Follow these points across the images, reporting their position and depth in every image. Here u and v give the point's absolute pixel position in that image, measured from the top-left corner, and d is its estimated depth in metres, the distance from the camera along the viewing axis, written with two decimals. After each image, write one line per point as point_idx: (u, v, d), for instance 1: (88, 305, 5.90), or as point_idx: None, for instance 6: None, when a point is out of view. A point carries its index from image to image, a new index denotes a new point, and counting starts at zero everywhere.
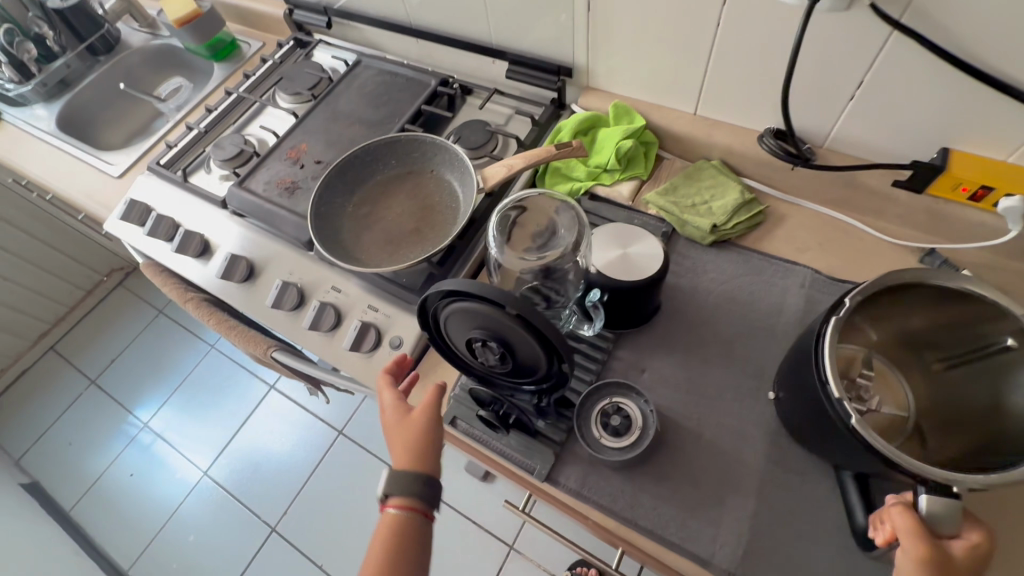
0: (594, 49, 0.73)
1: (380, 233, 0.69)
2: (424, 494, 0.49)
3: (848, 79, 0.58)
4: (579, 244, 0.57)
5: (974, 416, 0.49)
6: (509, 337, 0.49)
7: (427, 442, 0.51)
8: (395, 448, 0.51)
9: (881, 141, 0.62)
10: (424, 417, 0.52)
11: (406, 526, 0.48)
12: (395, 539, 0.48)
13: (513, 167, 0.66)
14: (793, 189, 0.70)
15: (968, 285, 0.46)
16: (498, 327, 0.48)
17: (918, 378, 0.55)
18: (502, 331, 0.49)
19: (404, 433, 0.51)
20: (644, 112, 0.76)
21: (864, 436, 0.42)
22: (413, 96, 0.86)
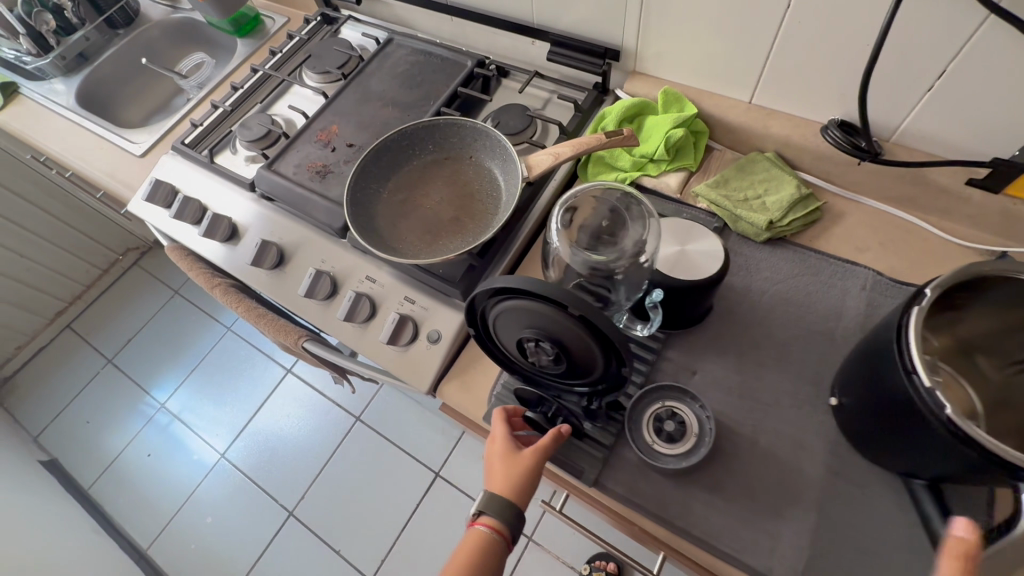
0: (645, 30, 0.69)
1: (418, 222, 0.66)
2: (513, 524, 0.50)
3: (928, 68, 0.54)
4: (646, 242, 0.53)
5: None
6: (564, 337, 0.46)
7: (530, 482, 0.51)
8: (499, 476, 0.51)
9: (956, 136, 0.58)
10: (534, 459, 0.51)
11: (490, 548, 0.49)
12: (477, 559, 0.48)
13: (561, 155, 0.63)
14: (852, 185, 0.67)
15: None
16: (553, 326, 0.46)
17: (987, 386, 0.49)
18: (557, 330, 0.46)
19: (512, 467, 0.51)
20: (694, 99, 0.72)
21: (952, 455, 0.39)
22: (448, 77, 0.82)
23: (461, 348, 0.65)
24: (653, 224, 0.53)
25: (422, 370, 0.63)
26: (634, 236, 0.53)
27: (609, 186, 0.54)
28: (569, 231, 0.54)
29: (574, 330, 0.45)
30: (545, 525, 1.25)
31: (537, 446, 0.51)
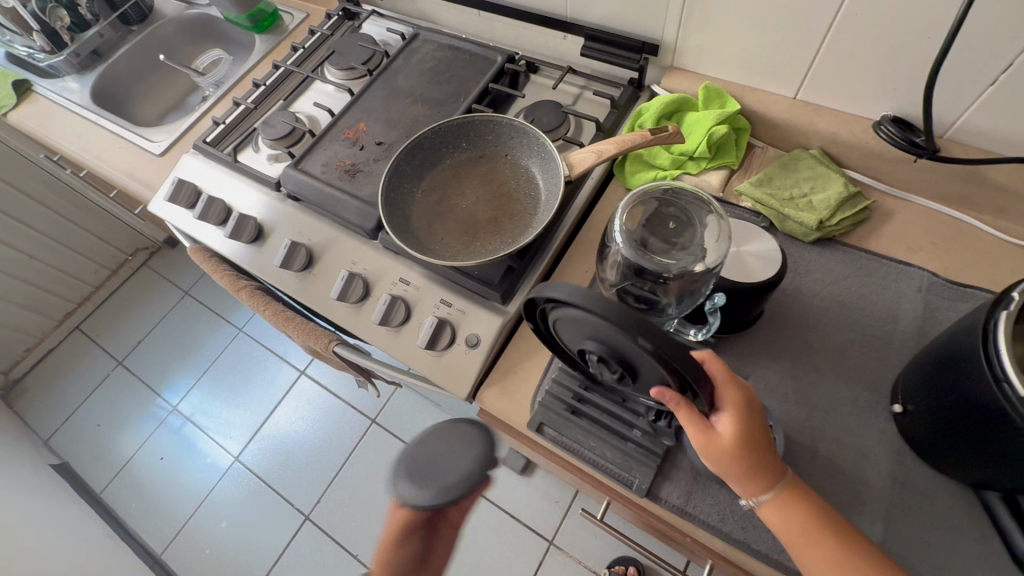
0: (686, 24, 0.67)
1: (453, 223, 0.64)
2: None
3: (992, 62, 0.52)
4: (713, 244, 0.49)
5: None
6: (631, 356, 0.42)
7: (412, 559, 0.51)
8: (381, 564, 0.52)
9: (1018, 132, 0.56)
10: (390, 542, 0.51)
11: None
12: None
13: (603, 153, 0.61)
14: (902, 183, 0.65)
15: None
16: (618, 350, 0.42)
17: None
18: (625, 355, 0.43)
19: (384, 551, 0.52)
20: (736, 95, 0.70)
21: None
22: (478, 73, 0.80)
23: (500, 352, 0.63)
24: (721, 226, 0.50)
25: (461, 374, 0.61)
26: (699, 240, 0.50)
27: (671, 187, 0.52)
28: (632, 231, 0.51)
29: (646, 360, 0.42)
30: (566, 529, 1.23)
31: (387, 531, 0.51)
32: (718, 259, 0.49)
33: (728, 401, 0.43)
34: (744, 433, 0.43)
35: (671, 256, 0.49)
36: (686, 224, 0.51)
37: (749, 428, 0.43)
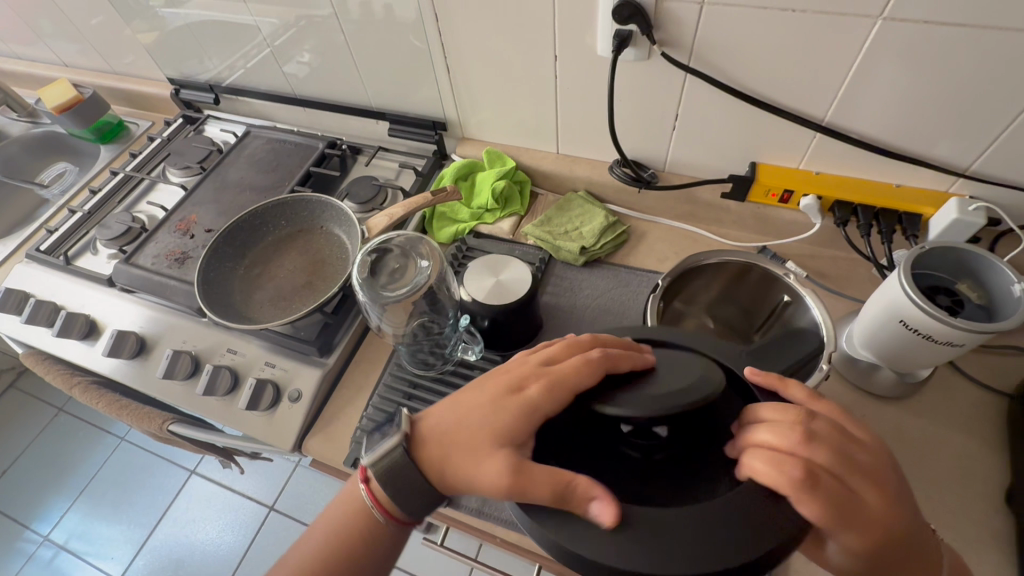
0: (462, 104, 0.83)
1: (272, 291, 0.72)
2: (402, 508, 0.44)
3: (665, 114, 0.69)
4: (444, 275, 0.63)
5: None
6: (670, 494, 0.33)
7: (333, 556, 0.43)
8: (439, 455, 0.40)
9: (705, 161, 0.73)
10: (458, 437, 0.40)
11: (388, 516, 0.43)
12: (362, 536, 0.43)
13: (394, 216, 0.72)
14: (648, 209, 0.80)
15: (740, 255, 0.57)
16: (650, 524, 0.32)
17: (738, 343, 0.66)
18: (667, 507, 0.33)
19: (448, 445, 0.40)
20: (514, 155, 0.85)
21: None
22: (302, 159, 0.90)
23: (324, 403, 0.68)
24: (441, 258, 0.63)
25: (285, 429, 0.65)
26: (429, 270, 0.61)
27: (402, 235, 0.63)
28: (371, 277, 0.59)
29: (699, 529, 0.31)
30: None
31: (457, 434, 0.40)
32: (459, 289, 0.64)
33: (835, 515, 0.33)
34: (854, 543, 0.35)
35: (406, 286, 0.59)
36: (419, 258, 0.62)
37: (851, 537, 0.34)
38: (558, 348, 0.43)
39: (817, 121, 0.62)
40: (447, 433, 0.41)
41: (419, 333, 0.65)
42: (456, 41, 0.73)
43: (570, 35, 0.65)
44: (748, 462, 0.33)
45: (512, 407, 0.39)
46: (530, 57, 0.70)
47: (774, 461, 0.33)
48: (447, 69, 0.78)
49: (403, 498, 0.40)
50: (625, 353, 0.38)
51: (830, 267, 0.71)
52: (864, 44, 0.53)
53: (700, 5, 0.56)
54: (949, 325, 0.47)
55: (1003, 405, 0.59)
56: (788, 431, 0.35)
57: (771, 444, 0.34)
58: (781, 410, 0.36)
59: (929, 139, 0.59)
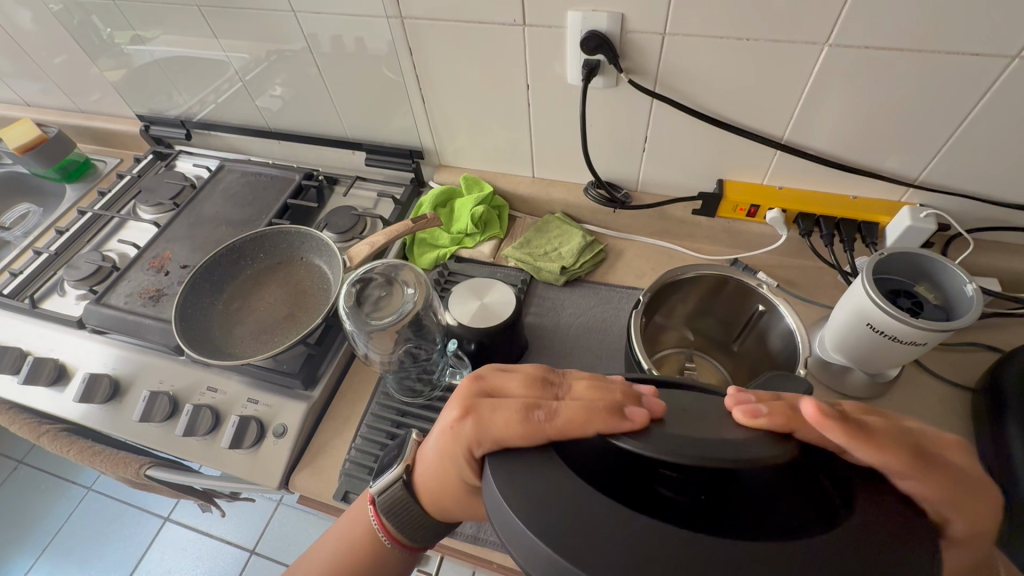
0: (438, 133, 0.84)
1: (253, 324, 0.71)
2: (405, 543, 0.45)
3: (636, 136, 0.72)
4: (430, 301, 0.64)
5: (772, 360, 0.61)
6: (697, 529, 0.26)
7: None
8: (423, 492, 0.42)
9: (675, 180, 0.76)
10: (429, 480, 0.41)
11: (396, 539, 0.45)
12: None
13: (376, 244, 0.72)
14: (623, 228, 0.83)
15: (715, 269, 0.60)
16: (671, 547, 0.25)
17: (721, 355, 0.68)
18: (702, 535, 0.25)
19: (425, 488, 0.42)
20: (491, 180, 0.87)
21: None
22: (279, 192, 0.90)
23: (311, 436, 0.67)
24: (427, 285, 0.63)
25: (269, 466, 0.63)
26: (412, 299, 0.61)
27: (385, 263, 0.63)
28: (357, 308, 0.59)
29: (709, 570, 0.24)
30: None
31: (428, 484, 0.41)
32: (445, 313, 0.64)
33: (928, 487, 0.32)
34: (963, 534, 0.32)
35: (391, 315, 0.59)
36: (402, 286, 0.62)
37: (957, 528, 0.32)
38: (519, 394, 0.38)
39: (777, 139, 0.66)
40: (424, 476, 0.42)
41: (406, 359, 0.64)
42: (430, 72, 0.75)
43: (540, 65, 0.68)
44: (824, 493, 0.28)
45: (460, 465, 0.37)
46: (503, 86, 0.72)
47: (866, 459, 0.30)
48: (422, 100, 0.80)
49: (409, 526, 0.44)
50: (589, 416, 0.32)
51: (798, 276, 0.75)
52: (814, 68, 0.58)
53: (662, 35, 0.60)
54: (912, 325, 0.50)
55: (968, 399, 0.62)
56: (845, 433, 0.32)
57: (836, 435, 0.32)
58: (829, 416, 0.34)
59: (879, 153, 0.64)
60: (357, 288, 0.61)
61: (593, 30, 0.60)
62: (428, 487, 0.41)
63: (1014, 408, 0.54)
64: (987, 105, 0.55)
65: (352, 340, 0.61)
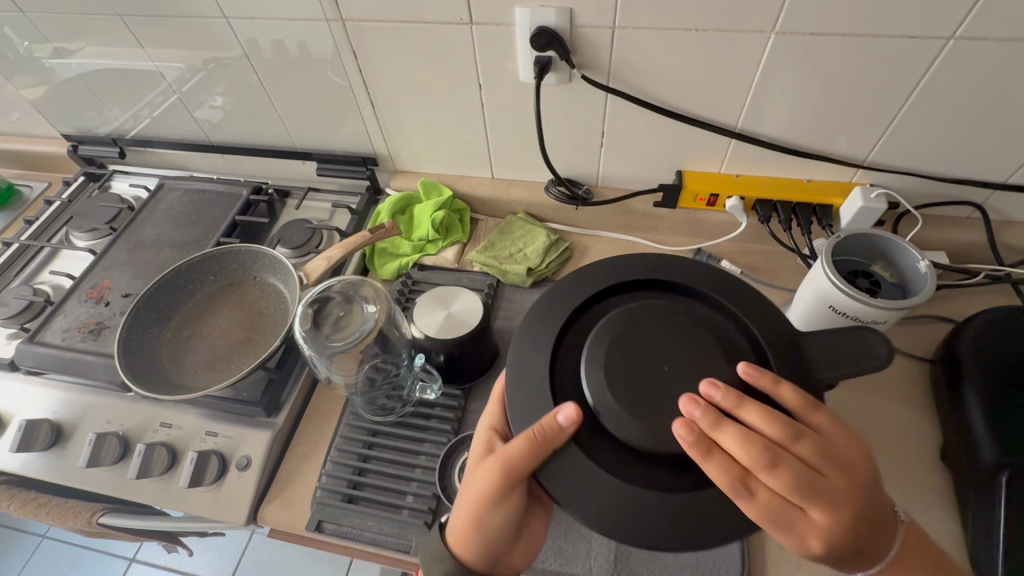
0: (390, 139, 0.82)
1: (206, 352, 0.67)
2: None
3: (593, 132, 0.71)
4: (392, 316, 0.61)
5: None
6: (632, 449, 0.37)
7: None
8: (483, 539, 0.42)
9: (635, 173, 0.76)
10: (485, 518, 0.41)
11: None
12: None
13: (333, 258, 0.69)
14: (587, 224, 0.82)
15: None
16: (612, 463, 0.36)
17: None
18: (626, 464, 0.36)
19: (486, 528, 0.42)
20: (449, 184, 0.84)
21: None
22: (226, 209, 0.86)
23: (278, 466, 0.63)
24: (388, 300, 0.60)
25: (233, 503, 0.60)
26: (373, 316, 0.58)
27: (341, 279, 0.60)
28: (315, 330, 0.56)
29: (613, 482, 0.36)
30: None
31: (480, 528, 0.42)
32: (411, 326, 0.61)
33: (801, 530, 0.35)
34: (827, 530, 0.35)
35: (353, 335, 0.56)
36: (362, 304, 0.59)
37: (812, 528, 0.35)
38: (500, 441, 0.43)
39: (731, 128, 0.67)
40: (457, 506, 0.43)
41: (374, 377, 0.62)
42: (377, 75, 0.72)
43: (491, 64, 0.66)
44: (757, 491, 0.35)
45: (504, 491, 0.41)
46: (454, 87, 0.70)
47: (743, 443, 0.35)
48: (371, 105, 0.77)
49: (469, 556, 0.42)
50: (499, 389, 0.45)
51: (759, 262, 0.76)
52: (763, 56, 0.58)
53: (612, 29, 0.59)
54: (872, 306, 0.52)
55: (925, 370, 0.64)
56: (754, 454, 0.34)
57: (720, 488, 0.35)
58: (771, 420, 0.35)
59: (829, 136, 0.65)
60: (314, 309, 0.57)
61: (542, 26, 0.59)
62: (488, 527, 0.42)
63: (970, 377, 0.56)
64: (926, 86, 0.57)
65: (311, 364, 0.57)
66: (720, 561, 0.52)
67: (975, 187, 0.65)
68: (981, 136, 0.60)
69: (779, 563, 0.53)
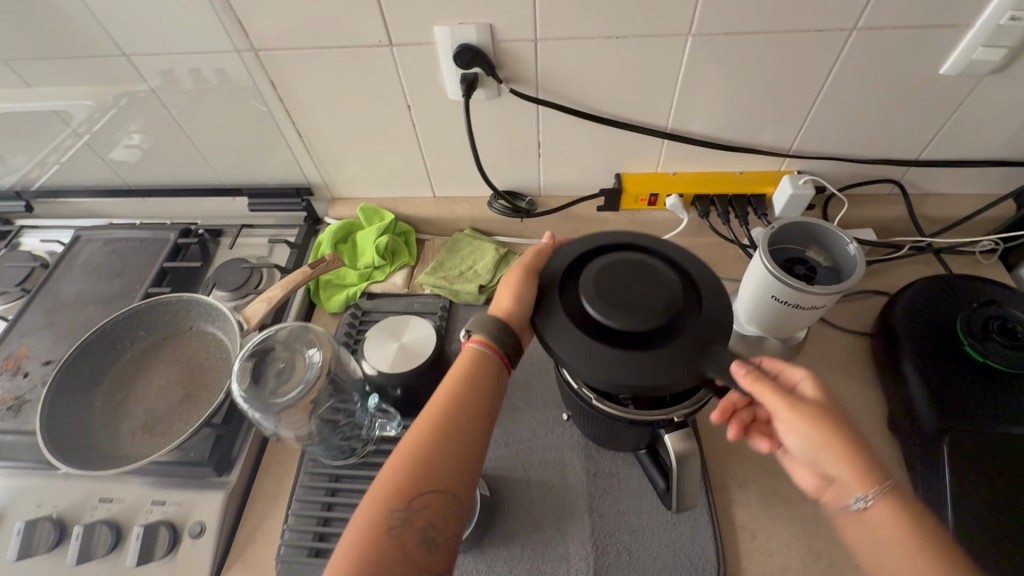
0: (323, 166, 0.79)
1: (143, 415, 0.62)
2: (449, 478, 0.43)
3: (529, 144, 0.71)
4: (336, 358, 0.59)
5: None
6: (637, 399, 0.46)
7: (359, 551, 0.39)
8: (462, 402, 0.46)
9: (576, 180, 0.76)
10: (466, 396, 0.46)
11: (480, 365, 0.48)
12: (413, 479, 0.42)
13: (273, 299, 0.66)
14: (535, 234, 0.82)
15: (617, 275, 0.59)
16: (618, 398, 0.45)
17: None
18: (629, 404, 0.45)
19: (458, 410, 0.45)
20: (391, 207, 0.82)
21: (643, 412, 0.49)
22: (153, 256, 0.80)
23: (236, 526, 0.60)
24: (331, 344, 0.58)
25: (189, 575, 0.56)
26: (316, 363, 0.56)
27: (275, 327, 0.57)
28: (257, 387, 0.53)
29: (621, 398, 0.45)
30: None
31: (467, 394, 0.46)
32: (364, 363, 0.59)
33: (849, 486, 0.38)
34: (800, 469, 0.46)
35: (298, 387, 0.54)
36: (303, 350, 0.57)
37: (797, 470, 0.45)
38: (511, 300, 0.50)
39: (662, 129, 0.68)
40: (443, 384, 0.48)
41: (331, 421, 0.58)
42: (300, 104, 0.69)
43: (416, 84, 0.64)
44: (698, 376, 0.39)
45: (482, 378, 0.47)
46: (383, 110, 0.68)
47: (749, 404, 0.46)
48: (298, 135, 0.74)
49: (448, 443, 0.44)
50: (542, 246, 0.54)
51: (705, 255, 0.77)
52: (683, 57, 0.59)
53: (534, 41, 0.58)
54: (809, 292, 0.54)
55: (866, 344, 0.68)
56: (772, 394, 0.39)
57: (802, 423, 0.39)
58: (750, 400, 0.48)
59: (755, 129, 0.67)
60: (254, 364, 0.54)
61: (464, 43, 0.58)
62: (462, 410, 0.46)
63: (905, 348, 0.59)
64: (836, 76, 0.59)
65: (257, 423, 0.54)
66: (696, 560, 0.53)
67: (891, 166, 0.69)
68: (891, 118, 0.63)
69: (751, 552, 0.54)
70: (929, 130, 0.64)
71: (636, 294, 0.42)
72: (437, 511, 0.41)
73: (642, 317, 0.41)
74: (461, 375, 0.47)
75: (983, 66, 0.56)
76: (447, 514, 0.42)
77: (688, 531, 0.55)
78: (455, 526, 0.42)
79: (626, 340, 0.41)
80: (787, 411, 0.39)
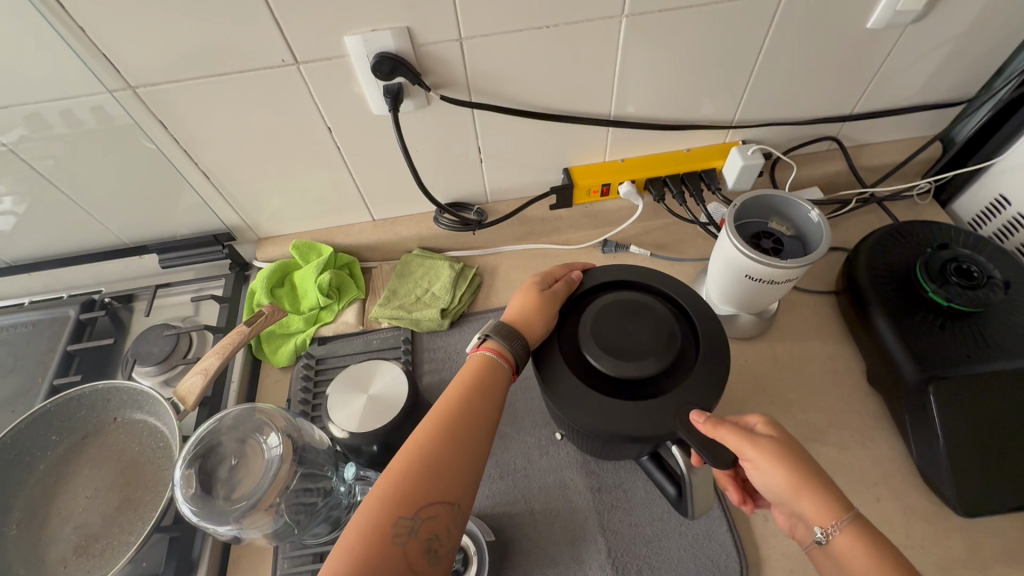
0: (241, 206, 0.70)
1: (75, 536, 0.53)
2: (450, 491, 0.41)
3: (469, 151, 0.66)
4: (300, 433, 0.52)
5: None
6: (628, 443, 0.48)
7: (360, 564, 0.37)
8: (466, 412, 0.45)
9: (523, 181, 0.72)
10: (468, 402, 0.45)
11: (489, 371, 0.47)
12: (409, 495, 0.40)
13: (209, 369, 0.58)
14: (489, 243, 0.77)
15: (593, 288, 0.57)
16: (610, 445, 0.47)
17: None
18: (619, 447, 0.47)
19: (461, 415, 0.44)
20: (327, 239, 0.74)
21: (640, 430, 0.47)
22: (52, 340, 0.69)
23: None
24: (288, 419, 0.52)
25: None
26: (269, 451, 0.49)
27: (214, 420, 0.50)
28: (207, 499, 0.47)
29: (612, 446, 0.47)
30: None
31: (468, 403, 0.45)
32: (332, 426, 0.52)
33: (814, 520, 0.37)
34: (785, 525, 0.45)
35: (254, 489, 0.47)
36: (253, 439, 0.50)
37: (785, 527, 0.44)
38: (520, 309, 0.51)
39: (605, 117, 0.64)
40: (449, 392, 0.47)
41: (298, 517, 0.49)
42: (201, 143, 0.60)
43: (334, 103, 0.57)
44: (680, 415, 0.42)
45: (489, 385, 0.46)
46: (299, 136, 0.60)
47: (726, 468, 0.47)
48: (204, 176, 0.64)
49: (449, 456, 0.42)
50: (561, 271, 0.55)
51: (663, 238, 0.76)
52: (619, 41, 0.56)
53: (460, 41, 0.53)
54: (778, 267, 0.52)
55: (833, 302, 0.68)
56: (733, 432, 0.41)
57: (763, 463, 0.39)
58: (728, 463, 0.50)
59: (697, 105, 0.65)
60: (198, 472, 0.48)
61: (381, 52, 0.52)
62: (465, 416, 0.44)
63: (874, 303, 0.60)
64: (771, 42, 0.58)
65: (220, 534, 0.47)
66: (718, 559, 0.51)
67: (828, 124, 0.69)
68: (825, 78, 0.63)
69: (768, 537, 0.53)
70: (860, 85, 0.65)
71: (633, 338, 0.46)
72: (444, 521, 0.40)
73: (638, 366, 0.44)
74: (472, 378, 0.47)
75: (907, 17, 0.56)
76: (452, 524, 0.40)
77: (703, 530, 0.53)
78: (456, 539, 0.40)
79: (623, 388, 0.44)
80: (750, 445, 0.39)
